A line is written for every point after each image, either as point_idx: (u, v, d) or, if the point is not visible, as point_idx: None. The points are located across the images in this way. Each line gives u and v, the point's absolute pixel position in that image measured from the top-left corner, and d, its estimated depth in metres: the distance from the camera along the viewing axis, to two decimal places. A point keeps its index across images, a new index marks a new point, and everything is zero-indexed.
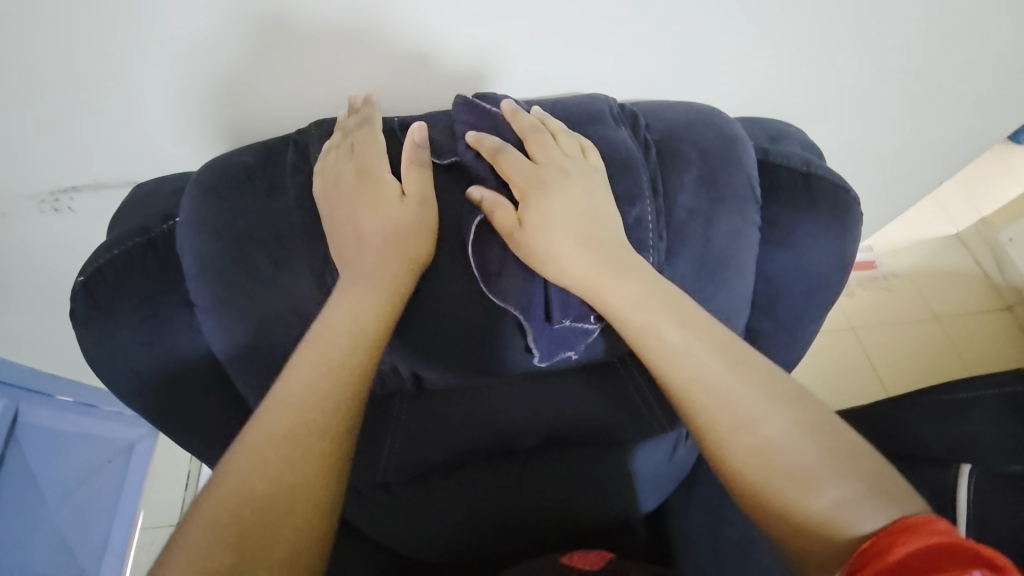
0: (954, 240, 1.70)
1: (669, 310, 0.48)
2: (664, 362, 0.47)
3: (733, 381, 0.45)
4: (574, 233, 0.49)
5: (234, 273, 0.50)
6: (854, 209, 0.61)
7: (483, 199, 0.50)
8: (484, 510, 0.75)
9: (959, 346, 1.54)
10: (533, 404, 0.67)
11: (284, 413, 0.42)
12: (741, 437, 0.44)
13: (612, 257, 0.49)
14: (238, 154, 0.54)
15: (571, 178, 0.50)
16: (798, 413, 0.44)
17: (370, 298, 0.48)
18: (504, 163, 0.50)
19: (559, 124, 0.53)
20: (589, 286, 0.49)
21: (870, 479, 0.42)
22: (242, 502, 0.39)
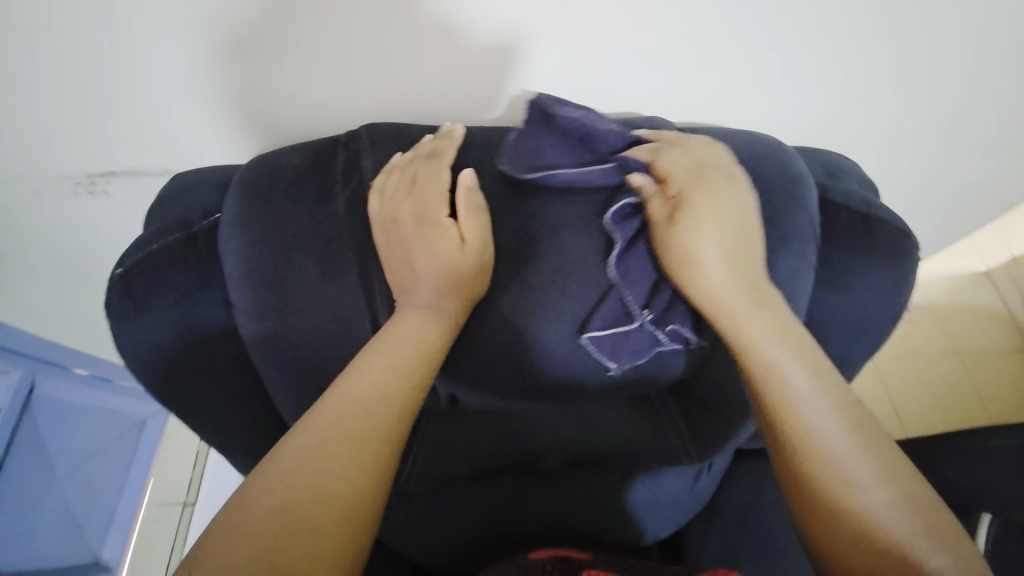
0: (982, 276, 1.66)
1: (792, 344, 0.46)
2: (786, 404, 0.44)
3: (851, 439, 0.42)
4: (724, 246, 0.48)
5: (279, 281, 0.49)
6: (913, 255, 0.59)
7: (643, 186, 0.49)
8: (501, 529, 0.72)
9: (980, 386, 1.50)
10: (562, 425, 0.66)
11: (350, 409, 0.41)
12: (845, 492, 0.41)
13: (748, 283, 0.48)
14: (287, 154, 0.52)
15: (728, 185, 0.49)
16: (890, 471, 0.41)
17: (426, 318, 0.47)
18: (665, 165, 0.49)
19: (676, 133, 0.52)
20: (716, 304, 0.48)
21: (946, 538, 0.39)
22: (302, 493, 0.37)
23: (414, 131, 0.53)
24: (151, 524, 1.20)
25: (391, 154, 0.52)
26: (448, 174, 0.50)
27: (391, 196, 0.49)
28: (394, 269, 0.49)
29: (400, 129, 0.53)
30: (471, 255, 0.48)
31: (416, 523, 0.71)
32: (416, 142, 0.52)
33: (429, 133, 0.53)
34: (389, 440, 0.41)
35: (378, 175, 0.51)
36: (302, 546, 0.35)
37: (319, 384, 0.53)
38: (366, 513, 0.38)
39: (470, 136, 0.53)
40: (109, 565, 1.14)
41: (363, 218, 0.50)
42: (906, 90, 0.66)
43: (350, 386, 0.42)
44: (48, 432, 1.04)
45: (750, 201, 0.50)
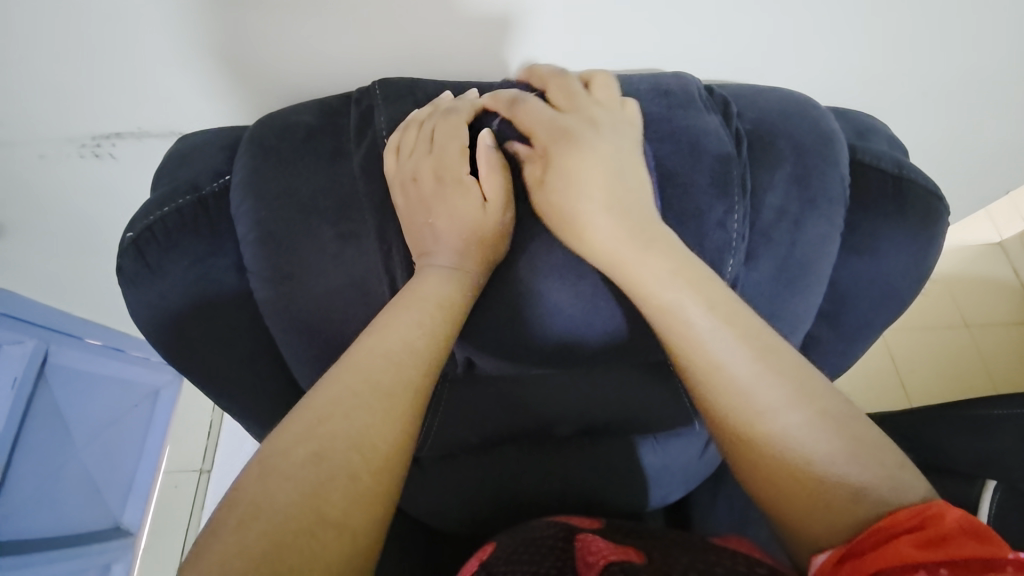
0: (996, 248, 1.63)
1: (709, 292, 0.44)
2: (688, 357, 0.43)
3: (755, 370, 0.42)
4: (604, 199, 0.46)
5: (294, 243, 0.48)
6: (942, 219, 0.57)
7: (519, 152, 0.48)
8: (513, 491, 0.73)
9: (988, 358, 1.49)
10: (578, 391, 0.66)
11: (383, 362, 0.40)
12: (753, 422, 0.42)
13: (645, 243, 0.45)
14: (297, 113, 0.50)
15: (606, 145, 0.47)
16: (809, 396, 0.42)
17: (450, 279, 0.46)
18: (525, 114, 0.48)
19: (534, 112, 0.48)
20: (613, 263, 0.46)
21: (858, 450, 0.40)
22: (337, 442, 0.36)
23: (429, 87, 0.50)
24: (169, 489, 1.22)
25: (405, 111, 0.50)
26: (467, 132, 0.48)
27: (409, 154, 0.47)
28: (414, 229, 0.47)
29: (414, 85, 0.51)
30: (491, 216, 0.47)
31: (430, 485, 0.72)
32: (432, 98, 0.50)
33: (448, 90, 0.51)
34: (418, 396, 0.40)
35: (394, 132, 0.49)
36: (340, 492, 0.35)
37: (334, 350, 0.52)
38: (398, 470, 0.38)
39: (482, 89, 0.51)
40: (130, 528, 1.18)
41: (380, 179, 0.48)
42: (946, 46, 0.62)
43: (381, 338, 0.41)
44: (64, 400, 1.05)
45: (631, 145, 0.48)
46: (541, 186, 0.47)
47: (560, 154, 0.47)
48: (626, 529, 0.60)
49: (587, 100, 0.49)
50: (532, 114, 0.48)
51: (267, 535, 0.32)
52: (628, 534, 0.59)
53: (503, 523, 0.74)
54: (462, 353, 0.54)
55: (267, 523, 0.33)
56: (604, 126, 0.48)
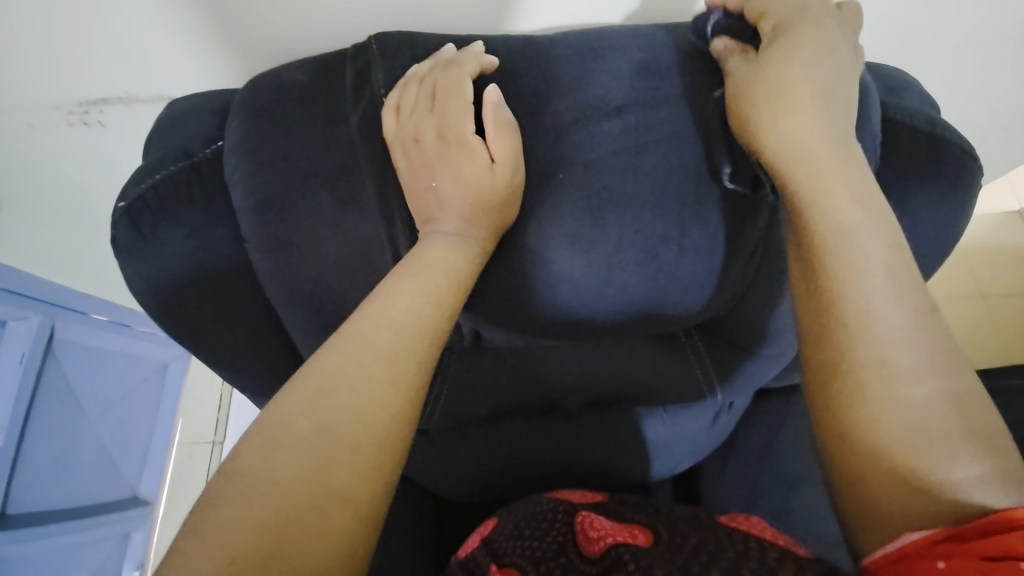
0: (1016, 216, 1.58)
1: (886, 232, 0.41)
2: (848, 287, 0.40)
3: (915, 326, 0.38)
4: (815, 93, 0.44)
5: (289, 210, 0.45)
6: (977, 180, 0.54)
7: (723, 47, 0.48)
8: (519, 462, 0.73)
9: (1002, 328, 1.47)
10: (587, 363, 0.64)
11: (388, 331, 0.38)
12: (883, 386, 0.38)
13: (839, 155, 0.43)
14: (291, 71, 0.47)
15: (826, 48, 0.46)
16: (949, 371, 0.38)
17: (454, 245, 0.43)
18: (762, 5, 0.48)
19: (771, 9, 0.47)
20: (801, 164, 0.43)
21: (981, 439, 0.36)
22: (340, 415, 0.35)
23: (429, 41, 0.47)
24: (183, 460, 1.26)
25: (406, 69, 0.46)
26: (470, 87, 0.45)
27: (410, 113, 0.44)
28: (417, 194, 0.45)
29: (414, 40, 0.47)
30: (501, 179, 0.44)
31: (437, 457, 0.72)
32: (433, 53, 0.47)
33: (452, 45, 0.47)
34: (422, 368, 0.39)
35: (393, 91, 0.46)
36: (343, 467, 0.34)
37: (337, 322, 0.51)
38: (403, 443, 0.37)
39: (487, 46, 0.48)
40: (148, 498, 1.22)
41: (379, 142, 0.46)
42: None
43: (384, 307, 0.39)
44: (74, 375, 1.06)
45: (852, 66, 0.46)
46: (748, 69, 0.46)
47: (778, 42, 0.45)
48: (638, 505, 0.59)
49: (832, 16, 0.48)
50: (779, 12, 0.47)
51: (268, 509, 0.32)
52: (640, 509, 0.58)
53: (510, 491, 0.75)
54: (468, 324, 0.52)
55: (269, 497, 0.32)
56: (843, 43, 0.47)
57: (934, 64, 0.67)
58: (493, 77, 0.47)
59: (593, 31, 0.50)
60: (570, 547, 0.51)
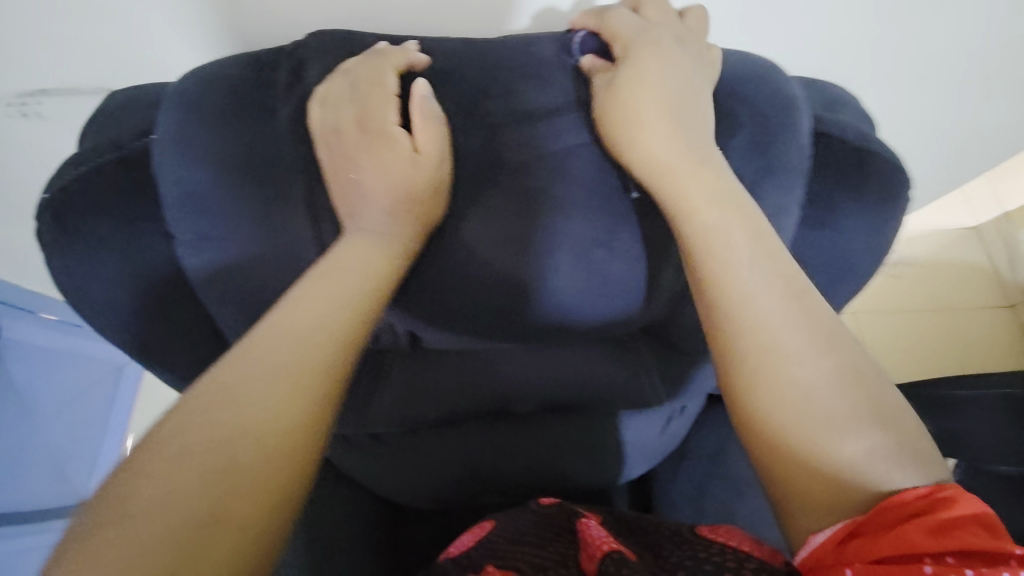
0: (971, 232, 1.64)
1: (752, 231, 0.44)
2: (720, 279, 0.43)
3: (786, 306, 0.42)
4: (661, 108, 0.47)
5: (215, 207, 0.44)
6: (905, 194, 0.55)
7: (591, 66, 0.49)
8: (470, 465, 0.73)
9: (956, 340, 1.52)
10: (533, 366, 0.64)
11: (291, 338, 0.39)
12: (774, 367, 0.41)
13: (694, 160, 0.46)
14: (223, 65, 0.46)
15: (661, 58, 0.48)
16: (836, 346, 0.42)
17: (366, 253, 0.44)
18: (613, 24, 0.50)
19: (624, 25, 0.49)
20: (665, 175, 0.46)
21: (879, 415, 0.39)
22: (238, 422, 0.36)
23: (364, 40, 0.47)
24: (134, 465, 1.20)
25: (340, 66, 0.46)
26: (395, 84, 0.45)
27: (334, 107, 0.45)
28: (341, 187, 0.45)
29: (351, 40, 0.47)
30: (427, 172, 0.45)
31: (386, 462, 0.71)
32: (367, 50, 0.47)
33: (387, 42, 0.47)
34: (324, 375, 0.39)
35: (323, 85, 0.46)
36: (230, 481, 0.34)
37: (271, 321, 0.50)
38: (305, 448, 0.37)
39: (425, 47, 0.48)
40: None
41: (310, 139, 0.45)
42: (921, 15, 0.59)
43: (290, 314, 0.40)
44: (20, 376, 1.02)
45: (705, 79, 0.49)
46: (606, 89, 0.48)
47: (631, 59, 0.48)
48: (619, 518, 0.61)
49: (677, 37, 0.49)
50: (620, 27, 0.49)
51: (149, 528, 0.31)
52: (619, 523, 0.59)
53: (460, 493, 0.76)
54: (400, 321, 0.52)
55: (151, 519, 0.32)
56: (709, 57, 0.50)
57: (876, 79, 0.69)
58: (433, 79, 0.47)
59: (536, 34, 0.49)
60: (570, 558, 0.49)
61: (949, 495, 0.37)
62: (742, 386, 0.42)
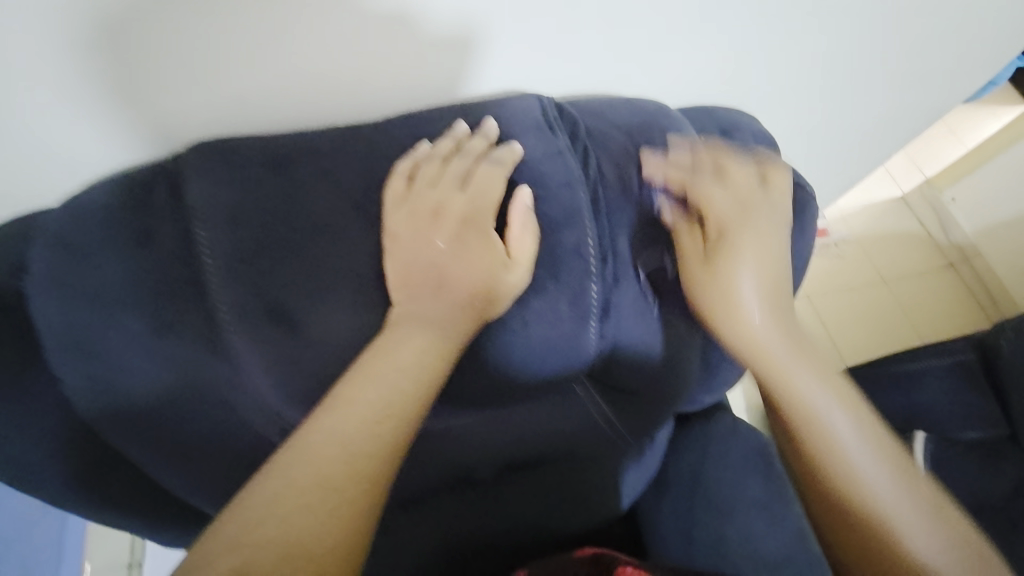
0: (901, 202, 1.70)
1: (835, 387, 0.48)
2: (810, 437, 0.47)
3: (869, 445, 0.46)
4: (771, 295, 0.49)
5: (100, 347, 0.41)
6: (810, 206, 0.57)
7: (673, 223, 0.49)
8: (447, 540, 0.71)
9: (907, 308, 1.56)
10: (487, 438, 0.60)
11: (339, 451, 0.37)
12: (854, 489, 0.45)
13: (795, 343, 0.49)
14: (92, 190, 0.42)
15: (757, 230, 0.49)
16: (884, 446, 0.46)
17: (405, 364, 0.39)
18: (698, 193, 0.48)
19: (697, 175, 0.49)
20: (762, 357, 0.49)
21: (937, 513, 0.44)
22: (277, 549, 0.33)
23: (234, 140, 0.40)
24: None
25: (215, 173, 0.39)
26: (289, 180, 0.40)
27: (208, 222, 0.39)
28: (237, 300, 0.39)
29: (224, 140, 0.40)
30: (339, 276, 0.40)
31: None
32: (245, 153, 0.40)
33: (262, 139, 0.41)
34: (373, 485, 0.37)
35: (201, 201, 0.39)
36: (265, 562, 0.33)
37: (187, 448, 0.46)
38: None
39: (309, 133, 0.42)
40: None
41: (185, 258, 0.39)
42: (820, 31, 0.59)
43: (331, 423, 0.37)
44: None
45: (783, 233, 0.50)
46: (705, 268, 0.48)
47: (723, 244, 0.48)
48: None
49: (765, 195, 0.50)
50: (700, 189, 0.49)
51: None
52: None
53: None
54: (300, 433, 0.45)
55: None
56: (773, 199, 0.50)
57: (781, 98, 0.69)
58: (311, 169, 0.40)
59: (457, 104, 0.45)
60: None
61: None
62: (830, 493, 0.46)
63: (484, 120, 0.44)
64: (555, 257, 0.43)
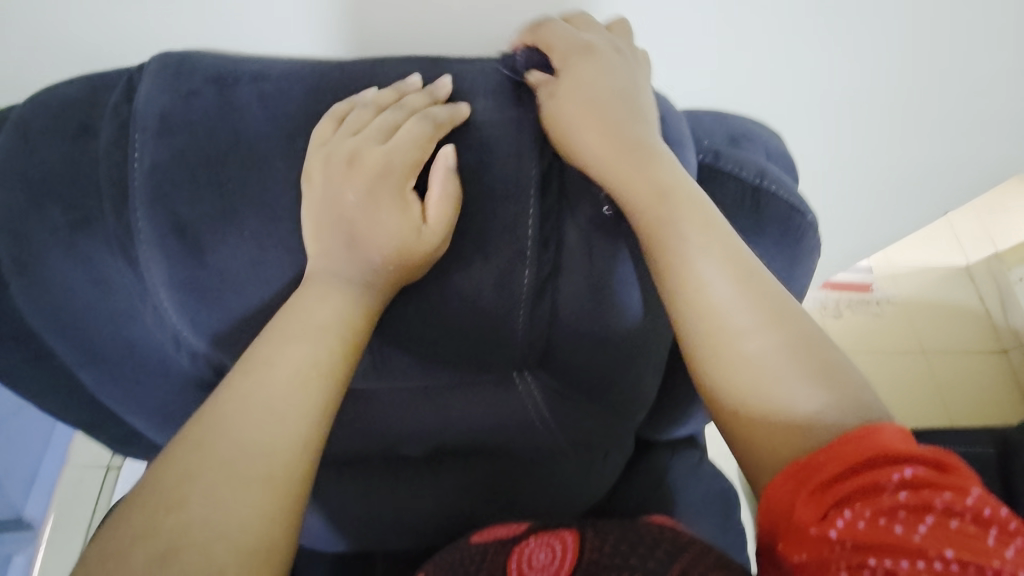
0: (962, 272, 1.53)
1: (703, 203, 0.41)
2: (677, 276, 0.40)
3: (734, 283, 0.39)
4: (614, 103, 0.43)
5: (25, 235, 0.41)
6: (810, 236, 0.50)
7: (536, 79, 0.43)
8: (377, 513, 0.71)
9: (943, 387, 1.39)
10: (415, 414, 0.58)
11: (258, 410, 0.35)
12: (722, 346, 0.38)
13: (653, 149, 0.42)
14: (60, 85, 0.43)
15: (597, 64, 0.43)
16: (775, 314, 0.38)
17: (316, 319, 0.38)
18: (546, 35, 0.45)
19: (561, 29, 0.45)
20: (623, 169, 0.41)
21: (817, 369, 0.37)
22: (205, 515, 0.31)
23: (189, 55, 0.41)
24: (72, 484, 1.11)
25: (163, 84, 0.40)
26: (229, 100, 0.39)
27: (144, 128, 0.39)
28: (151, 212, 0.38)
29: (181, 54, 0.41)
30: (254, 203, 0.38)
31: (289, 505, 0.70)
32: (194, 69, 0.40)
33: (217, 59, 0.41)
34: (306, 445, 0.35)
35: (143, 107, 0.39)
36: (196, 525, 0.31)
37: (101, 355, 0.46)
38: (277, 538, 0.32)
39: (267, 62, 0.42)
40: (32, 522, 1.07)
41: (120, 162, 0.39)
42: (863, 47, 0.51)
43: (247, 387, 0.36)
44: None
45: (624, 68, 0.44)
46: (545, 95, 0.42)
47: (587, 67, 0.43)
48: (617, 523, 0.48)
49: (602, 37, 0.45)
50: (554, 34, 0.44)
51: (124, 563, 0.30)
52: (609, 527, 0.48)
53: (376, 540, 0.74)
54: (204, 358, 0.45)
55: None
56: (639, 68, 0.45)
57: (812, 119, 0.60)
58: (253, 93, 0.39)
59: (425, 59, 0.44)
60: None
61: (843, 435, 0.33)
62: (690, 358, 0.40)
63: (439, 77, 0.42)
64: (486, 233, 0.41)
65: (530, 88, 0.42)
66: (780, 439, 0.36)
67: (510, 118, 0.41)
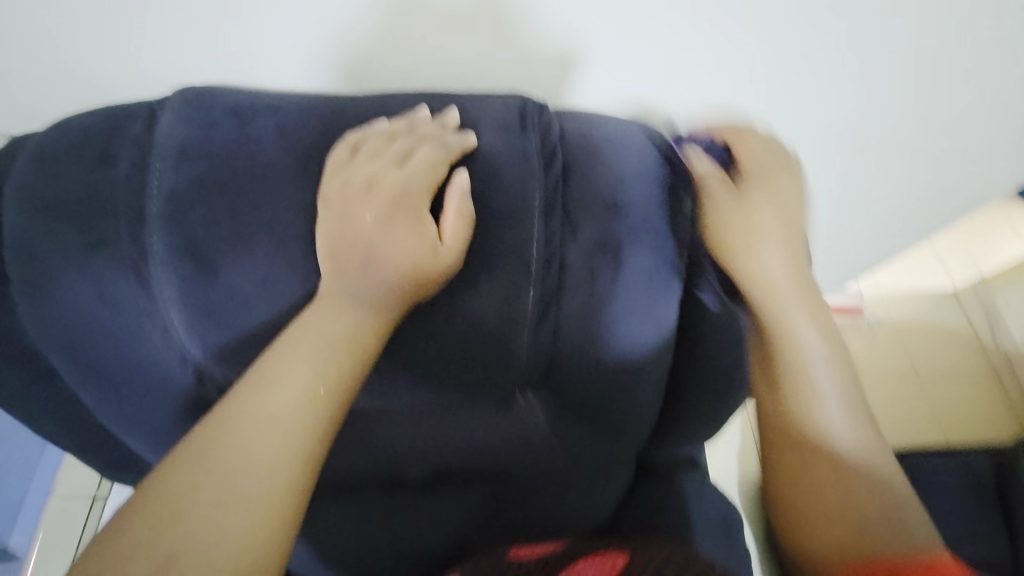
0: (950, 297, 1.56)
1: (826, 335, 0.49)
2: (801, 397, 0.48)
3: (846, 409, 0.47)
4: (781, 230, 0.49)
5: (40, 255, 0.42)
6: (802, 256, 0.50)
7: (704, 172, 0.49)
8: (375, 541, 0.69)
9: (938, 411, 1.40)
10: (417, 436, 0.58)
11: (259, 429, 0.35)
12: (815, 448, 0.47)
13: (801, 285, 0.48)
14: (83, 114, 0.45)
15: (778, 188, 0.50)
16: (867, 430, 0.47)
17: (324, 339, 0.39)
18: (743, 150, 0.51)
19: (750, 149, 0.51)
20: (767, 295, 0.48)
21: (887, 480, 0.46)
22: (199, 532, 0.32)
23: (210, 88, 0.43)
24: (58, 516, 1.07)
25: (185, 114, 0.42)
26: (247, 130, 0.41)
27: (164, 155, 0.41)
28: (168, 234, 0.40)
29: (202, 87, 0.43)
30: (266, 227, 0.40)
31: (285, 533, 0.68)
32: (215, 101, 0.42)
33: (236, 92, 0.43)
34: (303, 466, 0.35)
35: (164, 135, 0.41)
36: (189, 541, 0.31)
37: (108, 375, 0.46)
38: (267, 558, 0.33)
39: (283, 95, 0.44)
40: (15, 555, 1.03)
41: (138, 187, 0.41)
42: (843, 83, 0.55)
43: (260, 400, 0.36)
44: None
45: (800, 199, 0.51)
46: (725, 204, 0.48)
47: (758, 185, 0.49)
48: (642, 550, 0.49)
49: (788, 165, 0.51)
50: (745, 151, 0.51)
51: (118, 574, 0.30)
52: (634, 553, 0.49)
53: (374, 570, 0.72)
54: (211, 378, 0.45)
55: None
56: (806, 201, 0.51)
57: (799, 149, 0.63)
58: (270, 124, 0.41)
59: (433, 93, 0.46)
60: None
61: None
62: (785, 450, 0.49)
63: (448, 109, 0.45)
64: (492, 254, 0.42)
65: (534, 120, 0.45)
66: (850, 537, 0.45)
67: (516, 147, 0.43)
